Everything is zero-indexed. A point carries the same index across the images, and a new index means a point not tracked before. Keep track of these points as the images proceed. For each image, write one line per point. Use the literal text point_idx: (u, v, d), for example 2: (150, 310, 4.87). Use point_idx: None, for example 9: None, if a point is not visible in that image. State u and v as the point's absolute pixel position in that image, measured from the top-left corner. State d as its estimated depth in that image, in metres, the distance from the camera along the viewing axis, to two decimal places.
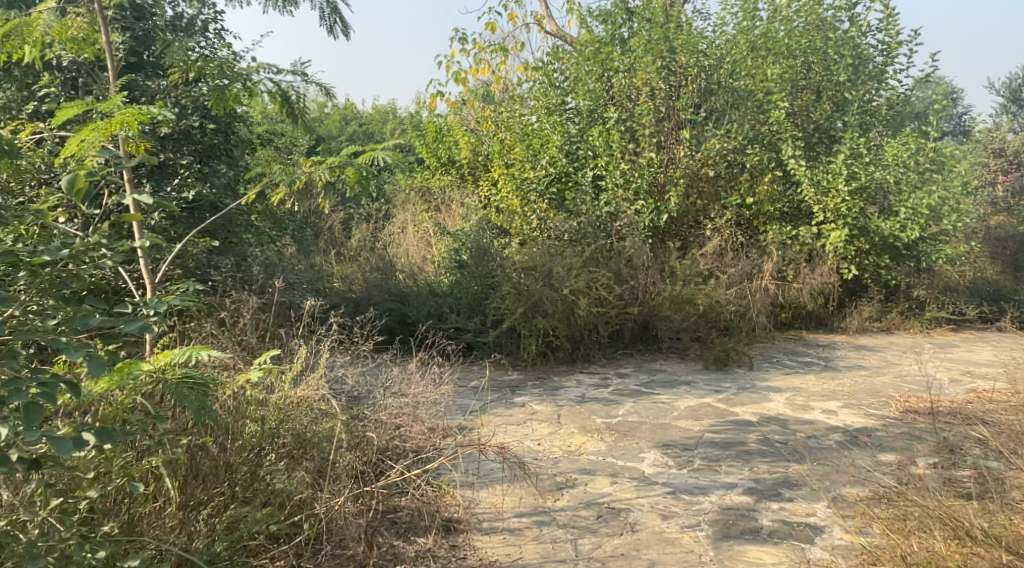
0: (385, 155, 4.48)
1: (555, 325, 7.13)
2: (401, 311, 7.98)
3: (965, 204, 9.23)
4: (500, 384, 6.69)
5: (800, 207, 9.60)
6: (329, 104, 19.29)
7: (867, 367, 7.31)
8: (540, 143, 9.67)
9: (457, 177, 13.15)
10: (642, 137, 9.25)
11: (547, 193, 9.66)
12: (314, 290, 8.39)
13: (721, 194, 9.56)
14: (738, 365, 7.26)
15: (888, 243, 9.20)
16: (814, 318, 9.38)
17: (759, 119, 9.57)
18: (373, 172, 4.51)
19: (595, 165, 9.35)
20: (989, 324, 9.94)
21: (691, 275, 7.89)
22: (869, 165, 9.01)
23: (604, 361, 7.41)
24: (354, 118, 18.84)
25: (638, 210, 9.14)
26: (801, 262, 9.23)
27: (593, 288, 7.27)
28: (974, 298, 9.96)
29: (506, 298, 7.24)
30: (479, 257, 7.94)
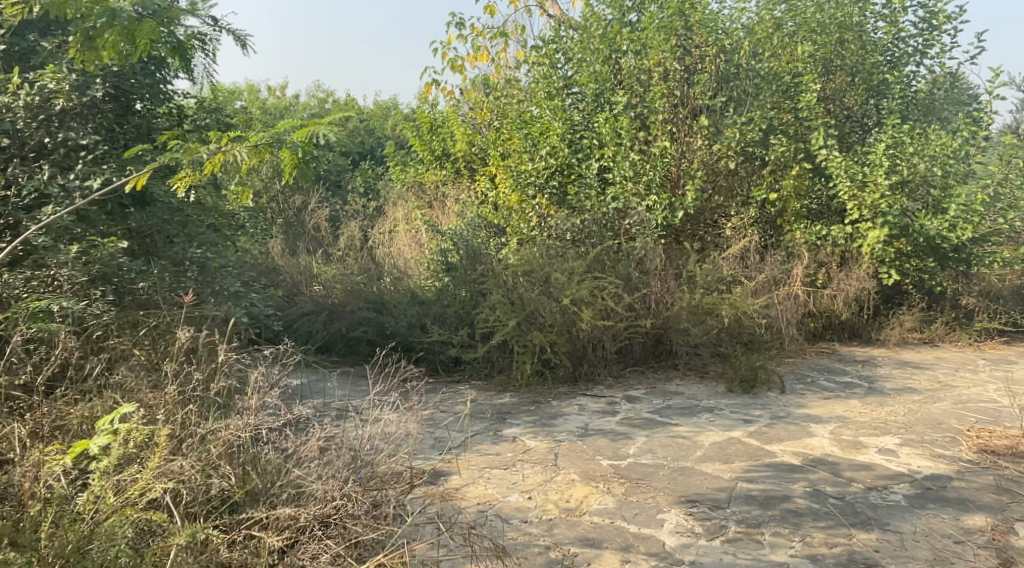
0: (328, 131, 3.50)
1: (554, 341, 6.11)
2: (378, 321, 7.07)
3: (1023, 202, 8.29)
4: (487, 410, 5.68)
5: (830, 204, 8.74)
6: (327, 101, 18.33)
7: (920, 391, 6.27)
8: (540, 130, 8.56)
9: (451, 172, 12.07)
10: (653, 124, 8.28)
11: (547, 187, 8.57)
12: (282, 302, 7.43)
13: (739, 189, 8.60)
14: (768, 387, 6.23)
15: (933, 245, 8.19)
16: (847, 329, 8.42)
17: (785, 105, 8.64)
18: (314, 153, 3.56)
19: (601, 155, 8.28)
20: None
21: (712, 283, 6.81)
22: (912, 155, 7.95)
23: (612, 380, 6.40)
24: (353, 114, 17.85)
25: (651, 206, 8.07)
26: (833, 265, 8.26)
27: (599, 296, 6.24)
28: None
29: (497, 308, 6.22)
30: (470, 259, 6.96)
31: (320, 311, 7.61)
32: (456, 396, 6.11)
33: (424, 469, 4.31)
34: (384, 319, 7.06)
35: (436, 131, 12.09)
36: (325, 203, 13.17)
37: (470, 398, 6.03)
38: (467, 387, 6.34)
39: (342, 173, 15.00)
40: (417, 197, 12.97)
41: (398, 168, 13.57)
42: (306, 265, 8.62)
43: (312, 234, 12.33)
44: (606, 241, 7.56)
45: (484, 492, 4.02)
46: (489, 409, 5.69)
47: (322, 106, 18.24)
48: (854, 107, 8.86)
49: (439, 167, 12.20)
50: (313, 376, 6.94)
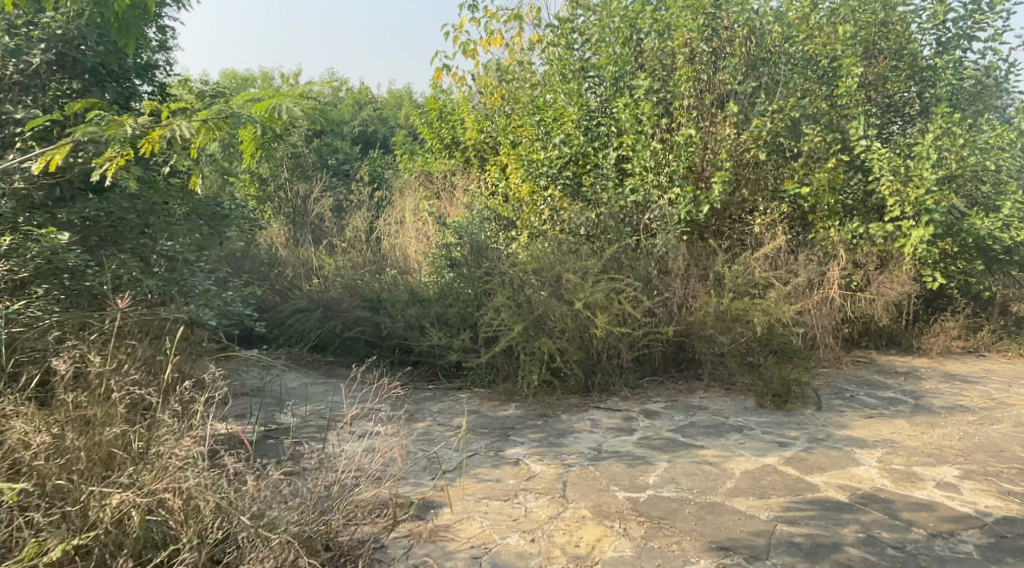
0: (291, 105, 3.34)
1: (565, 348, 5.51)
2: (375, 322, 6.50)
3: None
4: (489, 425, 5.10)
5: (867, 200, 8.18)
6: (342, 89, 17.95)
7: (973, 409, 5.65)
8: (553, 115, 7.90)
9: (461, 161, 11.48)
10: (677, 110, 7.63)
11: (560, 177, 7.92)
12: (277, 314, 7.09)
13: (769, 181, 7.94)
14: (803, 404, 5.63)
15: (983, 246, 7.63)
16: (885, 335, 7.88)
17: (821, 90, 8.10)
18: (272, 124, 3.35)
19: (619, 143, 7.61)
20: None
21: (742, 287, 6.15)
22: (962, 147, 7.34)
23: (629, 392, 5.81)
24: (368, 103, 17.41)
25: (673, 199, 7.39)
26: (871, 267, 7.63)
27: (617, 299, 5.62)
28: None
29: (501, 311, 5.63)
30: (476, 255, 6.39)
31: (313, 308, 7.04)
32: (456, 407, 5.53)
33: (412, 499, 3.74)
34: (380, 319, 6.50)
35: (446, 118, 11.50)
36: (332, 193, 12.65)
37: (472, 409, 5.44)
38: (469, 397, 5.76)
39: (351, 162, 14.46)
40: (426, 187, 12.41)
41: (406, 156, 13.00)
42: (300, 257, 8.04)
43: (316, 225, 11.81)
44: (625, 237, 6.97)
45: (479, 531, 3.44)
46: (492, 422, 5.10)
47: (336, 95, 17.83)
48: (897, 94, 8.23)
49: (450, 156, 11.65)
50: (303, 380, 6.38)
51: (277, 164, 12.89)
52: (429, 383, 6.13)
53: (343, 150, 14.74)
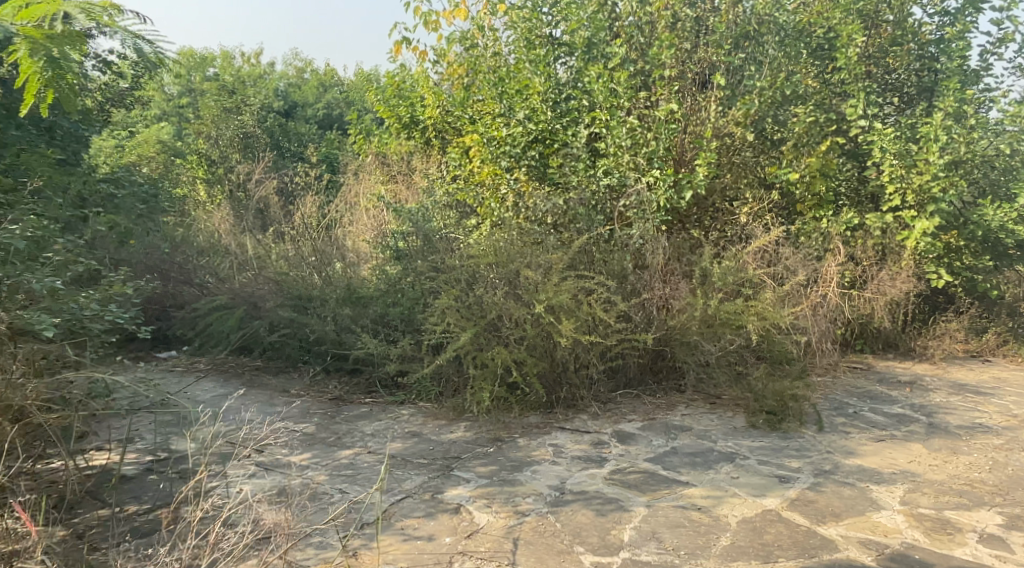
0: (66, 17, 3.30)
1: (524, 358, 4.60)
2: (303, 323, 5.54)
3: None
4: (430, 451, 4.18)
5: (860, 189, 7.54)
6: (307, 72, 17.02)
7: (996, 430, 4.90)
8: (516, 88, 7.00)
9: (421, 143, 10.50)
10: (657, 81, 6.79)
11: (524, 158, 6.99)
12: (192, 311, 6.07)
13: (753, 166, 7.19)
14: (801, 424, 4.83)
15: (990, 240, 7.04)
16: (881, 338, 7.18)
17: (813, 66, 7.37)
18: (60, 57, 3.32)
19: (591, 119, 6.68)
20: None
21: (732, 285, 5.33)
22: (974, 128, 6.78)
23: (601, 409, 4.94)
24: (335, 85, 16.43)
25: (652, 184, 6.48)
26: (868, 262, 7.01)
27: (586, 301, 4.72)
28: None
29: (446, 314, 4.71)
30: (424, 246, 5.49)
31: (233, 305, 6.04)
32: (393, 428, 4.59)
33: None
34: (309, 320, 5.53)
35: (404, 95, 10.47)
36: (281, 175, 11.64)
37: (411, 431, 4.52)
38: (411, 415, 4.84)
39: (306, 145, 13.46)
40: (382, 171, 11.40)
41: (362, 138, 12.01)
42: (218, 245, 6.92)
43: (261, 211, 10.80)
44: (597, 226, 6.11)
45: None
46: (432, 450, 4.17)
47: (299, 77, 16.88)
48: (898, 70, 7.47)
49: (408, 137, 10.63)
50: (217, 391, 5.40)
51: (226, 144, 12.14)
52: (366, 396, 5.19)
53: (296, 132, 13.69)
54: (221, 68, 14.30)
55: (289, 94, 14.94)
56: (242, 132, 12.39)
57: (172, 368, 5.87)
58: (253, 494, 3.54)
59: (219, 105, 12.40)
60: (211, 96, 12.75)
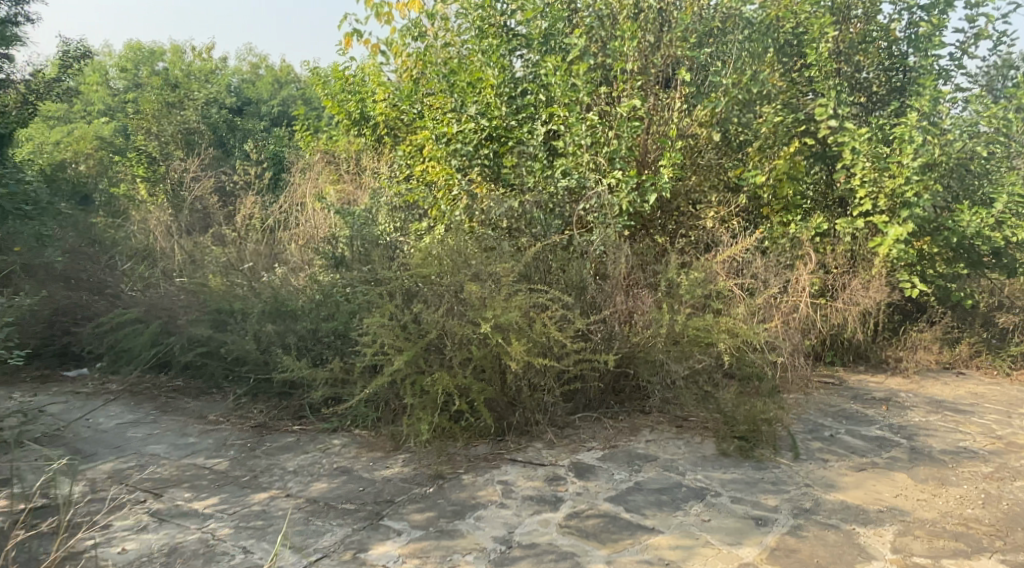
0: None
1: (469, 383, 4.07)
2: (223, 340, 4.92)
3: None
4: (360, 492, 3.63)
5: (828, 192, 7.19)
6: (262, 69, 16.30)
7: (984, 456, 4.53)
8: (467, 79, 6.45)
9: (371, 140, 9.88)
10: (618, 76, 6.36)
11: (477, 157, 6.43)
12: (103, 325, 5.41)
13: (718, 169, 6.79)
14: (775, 452, 4.39)
15: (965, 246, 6.70)
16: (852, 350, 6.86)
17: (782, 61, 6.95)
18: None
19: (549, 115, 6.18)
20: None
21: (699, 297, 4.88)
22: (948, 129, 6.42)
23: (557, 436, 4.44)
24: (289, 82, 15.73)
25: (613, 186, 6.02)
26: (839, 270, 6.68)
27: (539, 319, 4.19)
28: None
29: (380, 334, 4.13)
30: (365, 251, 5.02)
31: (148, 320, 5.40)
32: (320, 463, 4.03)
33: None
34: (231, 336, 4.92)
35: (352, 89, 9.82)
36: (221, 173, 10.89)
37: (341, 467, 3.97)
38: (343, 447, 4.27)
39: (252, 141, 12.66)
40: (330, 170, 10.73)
41: (309, 134, 11.32)
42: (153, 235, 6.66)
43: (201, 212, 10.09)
44: (554, 231, 5.59)
45: None
46: (361, 491, 3.62)
47: (253, 73, 16.14)
48: (868, 69, 7.09)
49: (359, 134, 10.00)
50: (123, 419, 4.76)
51: (167, 141, 11.45)
52: (294, 424, 4.61)
53: (244, 129, 12.94)
54: (168, 62, 13.60)
55: (241, 90, 14.20)
56: (184, 128, 11.63)
57: (76, 391, 5.20)
58: (138, 558, 2.99)
59: (161, 100, 11.76)
60: (153, 90, 12.06)
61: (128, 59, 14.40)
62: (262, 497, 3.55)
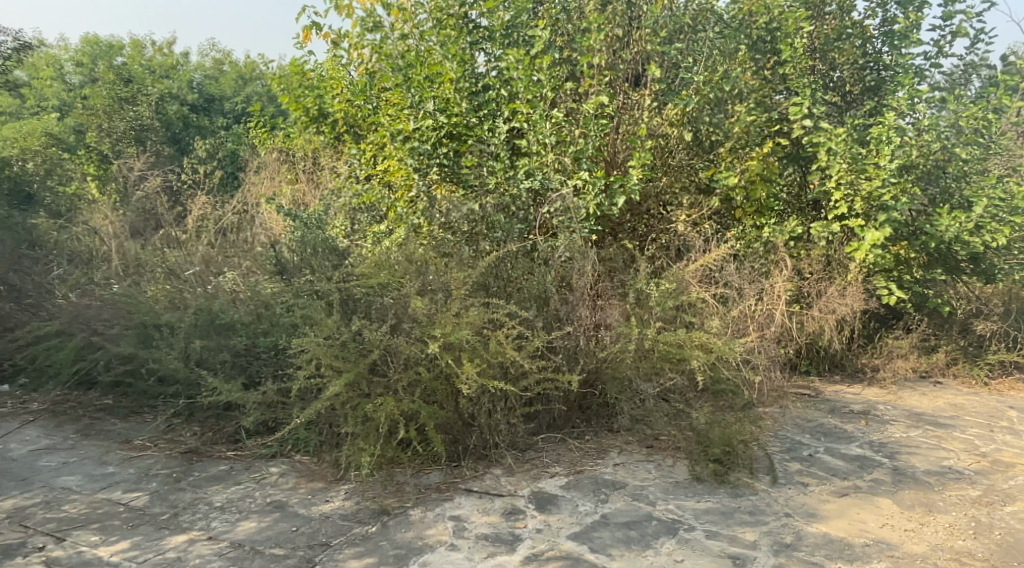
0: None
1: (418, 408, 3.68)
2: (152, 357, 4.47)
3: None
4: (292, 533, 3.24)
5: (801, 195, 6.93)
6: (225, 63, 15.75)
7: (971, 478, 4.26)
8: (423, 72, 6.00)
9: (330, 139, 9.42)
10: (584, 71, 6.03)
11: (435, 156, 5.98)
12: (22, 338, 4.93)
13: (689, 170, 6.48)
14: (751, 476, 4.08)
15: (941, 251, 6.50)
16: (827, 358, 6.61)
17: (755, 59, 6.67)
18: None
19: (512, 111, 5.80)
20: None
21: (668, 308, 4.59)
22: (925, 130, 6.19)
23: (518, 461, 4.07)
24: (255, 77, 15.21)
25: (579, 187, 5.70)
26: (813, 276, 6.43)
27: (494, 336, 3.82)
28: None
29: (318, 354, 3.72)
30: (310, 258, 4.61)
31: (70, 332, 4.92)
32: (253, 497, 3.62)
33: None
34: (160, 352, 4.47)
35: (312, 84, 9.19)
36: (172, 171, 10.34)
37: (275, 501, 3.56)
38: (280, 477, 3.85)
39: (210, 139, 12.10)
40: (288, 169, 10.25)
41: (265, 131, 10.82)
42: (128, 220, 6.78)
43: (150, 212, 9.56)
44: (516, 236, 5.20)
45: None
46: (293, 532, 3.24)
47: (218, 68, 15.58)
48: (842, 67, 6.85)
49: (318, 131, 9.48)
50: (38, 444, 4.29)
51: (118, 139, 11.05)
52: (228, 449, 4.18)
53: (203, 127, 12.40)
54: (127, 56, 13.03)
55: (204, 86, 13.59)
56: (136, 125, 11.15)
57: None
58: None
59: (112, 94, 11.13)
60: (104, 83, 11.48)
61: (85, 53, 13.76)
62: (179, 542, 3.14)
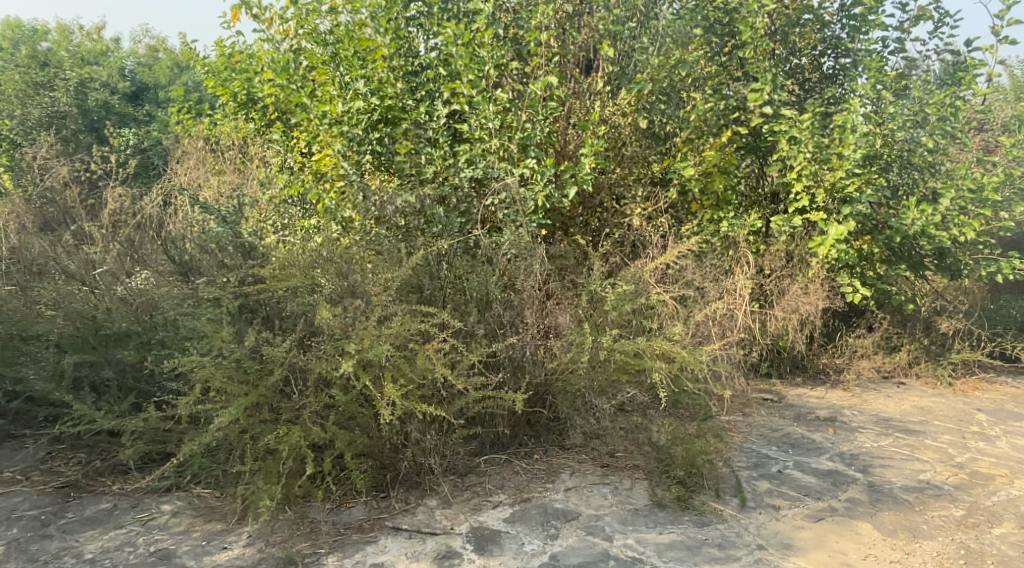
0: None
1: (334, 435, 3.13)
2: (24, 374, 3.79)
3: None
4: None
5: (760, 186, 6.53)
6: (157, 49, 14.76)
7: (951, 495, 3.91)
8: (352, 48, 5.38)
9: (261, 127, 8.43)
10: (531, 49, 5.50)
11: (366, 142, 5.38)
12: None
13: (644, 159, 5.98)
14: (717, 499, 3.65)
15: (904, 246, 6.21)
16: (789, 360, 6.27)
17: (714, 42, 6.25)
18: None
19: (451, 91, 5.24)
20: None
21: (624, 311, 4.12)
22: (889, 118, 5.87)
23: (456, 489, 3.55)
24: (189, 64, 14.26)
25: (526, 177, 5.22)
26: (776, 274, 6.06)
27: (424, 350, 3.29)
28: (1016, 329, 6.82)
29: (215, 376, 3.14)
30: (215, 258, 4.00)
31: None
32: (135, 546, 3.02)
33: None
34: (34, 369, 3.79)
35: (238, 68, 8.43)
36: (88, 160, 9.45)
37: (161, 551, 2.98)
38: (172, 517, 3.25)
39: (135, 127, 11.18)
40: (214, 160, 9.46)
41: (189, 117, 9.99)
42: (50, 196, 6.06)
43: None
44: (456, 231, 4.66)
45: None
46: None
47: (149, 54, 14.57)
48: (802, 53, 6.49)
49: (246, 118, 8.62)
50: None
51: (31, 126, 9.97)
52: (114, 482, 3.55)
53: (126, 114, 11.46)
54: (46, 39, 12.02)
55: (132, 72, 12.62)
56: (52, 111, 10.16)
57: None
58: None
59: (25, 78, 10.08)
60: (15, 66, 10.49)
61: (3, 36, 12.65)
62: None
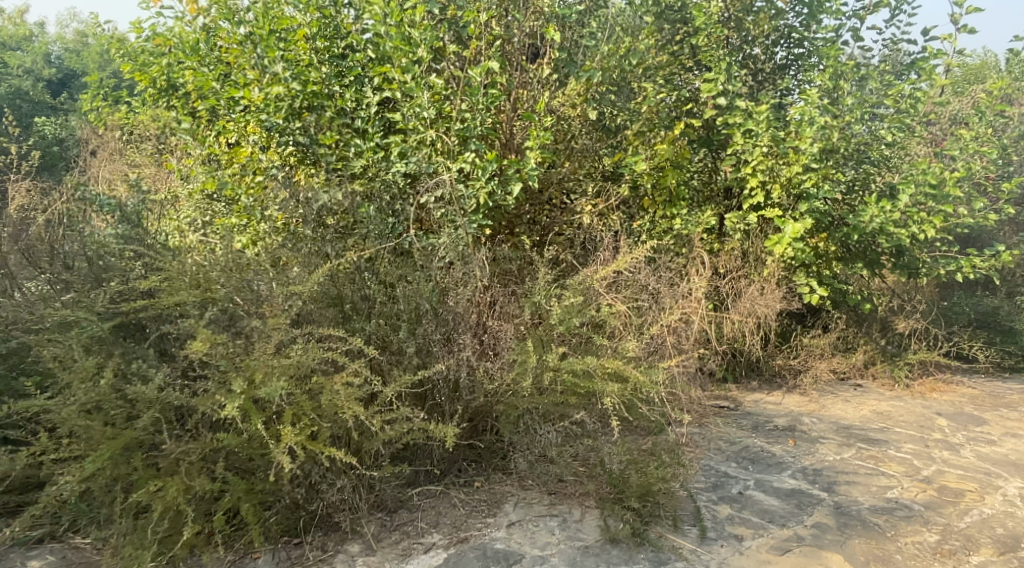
0: None
1: None
2: None
3: (993, 184, 6.09)
4: None
5: (713, 181, 6.20)
6: (80, 31, 13.82)
7: (923, 516, 3.64)
8: (270, 27, 4.83)
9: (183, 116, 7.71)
10: (470, 32, 5.03)
11: (288, 132, 4.85)
12: None
13: (593, 154, 5.63)
14: (676, 532, 3.29)
15: (861, 243, 5.98)
16: (745, 363, 5.99)
17: (666, 28, 5.88)
18: None
19: (382, 76, 4.74)
20: (989, 371, 6.69)
21: (572, 324, 3.73)
22: (848, 110, 5.59)
23: (382, 530, 3.11)
24: None
25: (467, 172, 4.76)
26: (731, 273, 5.76)
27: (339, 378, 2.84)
28: (970, 327, 6.67)
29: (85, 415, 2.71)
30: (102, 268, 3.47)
31: None
32: None
33: None
34: None
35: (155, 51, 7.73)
36: None
37: None
38: None
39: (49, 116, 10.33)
40: (133, 152, 8.73)
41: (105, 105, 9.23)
42: None
43: None
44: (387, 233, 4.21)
45: None
46: None
47: (70, 36, 13.63)
48: (757, 41, 6.17)
49: (167, 105, 7.93)
50: None
51: None
52: None
53: (40, 101, 10.59)
54: None
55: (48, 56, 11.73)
56: None
57: None
58: None
59: None
60: None
61: None
62: None
